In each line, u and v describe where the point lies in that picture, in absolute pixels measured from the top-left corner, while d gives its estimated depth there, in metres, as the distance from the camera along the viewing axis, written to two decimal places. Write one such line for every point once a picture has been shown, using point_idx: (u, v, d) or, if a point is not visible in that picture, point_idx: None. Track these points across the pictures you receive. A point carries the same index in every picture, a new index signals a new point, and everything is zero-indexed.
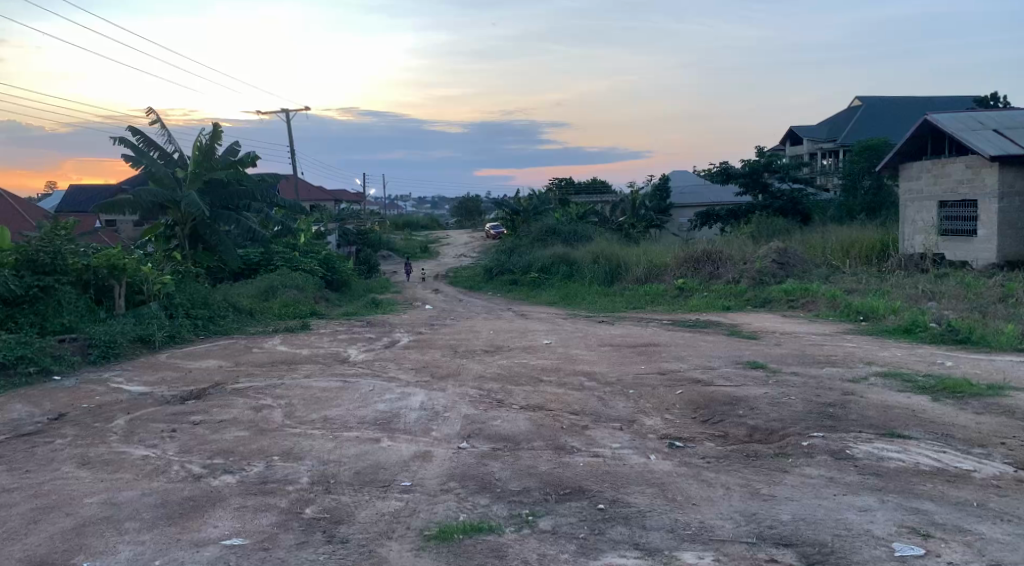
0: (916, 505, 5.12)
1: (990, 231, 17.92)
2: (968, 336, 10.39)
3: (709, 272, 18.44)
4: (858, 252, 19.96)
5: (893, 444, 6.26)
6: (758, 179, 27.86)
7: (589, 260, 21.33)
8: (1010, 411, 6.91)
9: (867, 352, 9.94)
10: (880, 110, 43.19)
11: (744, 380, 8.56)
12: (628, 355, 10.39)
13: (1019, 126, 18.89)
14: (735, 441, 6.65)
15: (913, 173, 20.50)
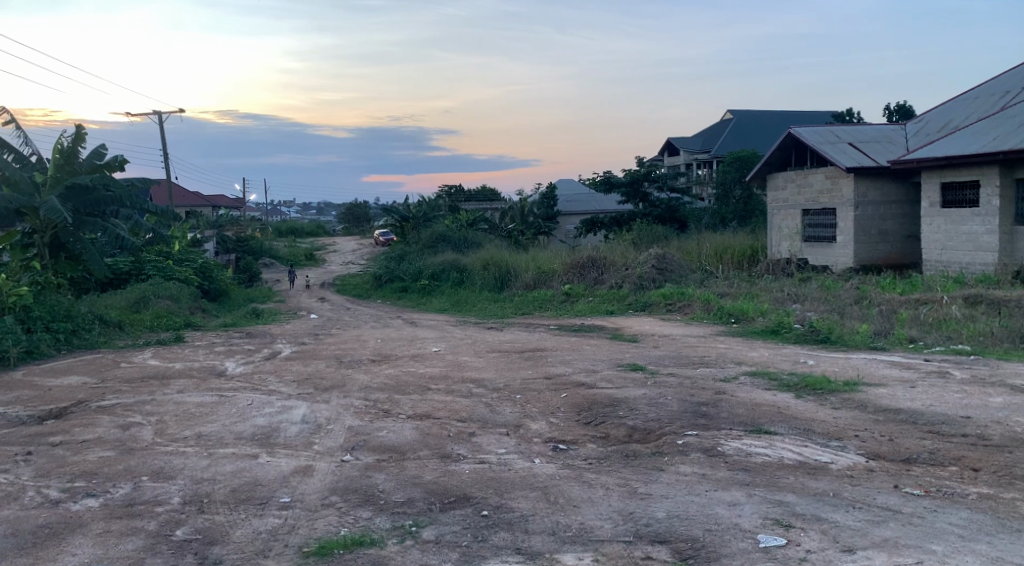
0: (780, 497, 5.43)
1: (848, 237, 19.16)
2: (828, 336, 11.06)
3: (594, 278, 18.90)
4: (731, 258, 20.91)
5: (760, 440, 6.60)
6: (638, 189, 28.76)
7: (478, 266, 21.43)
8: (864, 405, 7.42)
9: (738, 353, 10.46)
10: (750, 123, 45.49)
11: (625, 382, 8.83)
12: (514, 361, 10.52)
13: (872, 141, 20.33)
14: (615, 442, 6.86)
15: (779, 183, 21.69)
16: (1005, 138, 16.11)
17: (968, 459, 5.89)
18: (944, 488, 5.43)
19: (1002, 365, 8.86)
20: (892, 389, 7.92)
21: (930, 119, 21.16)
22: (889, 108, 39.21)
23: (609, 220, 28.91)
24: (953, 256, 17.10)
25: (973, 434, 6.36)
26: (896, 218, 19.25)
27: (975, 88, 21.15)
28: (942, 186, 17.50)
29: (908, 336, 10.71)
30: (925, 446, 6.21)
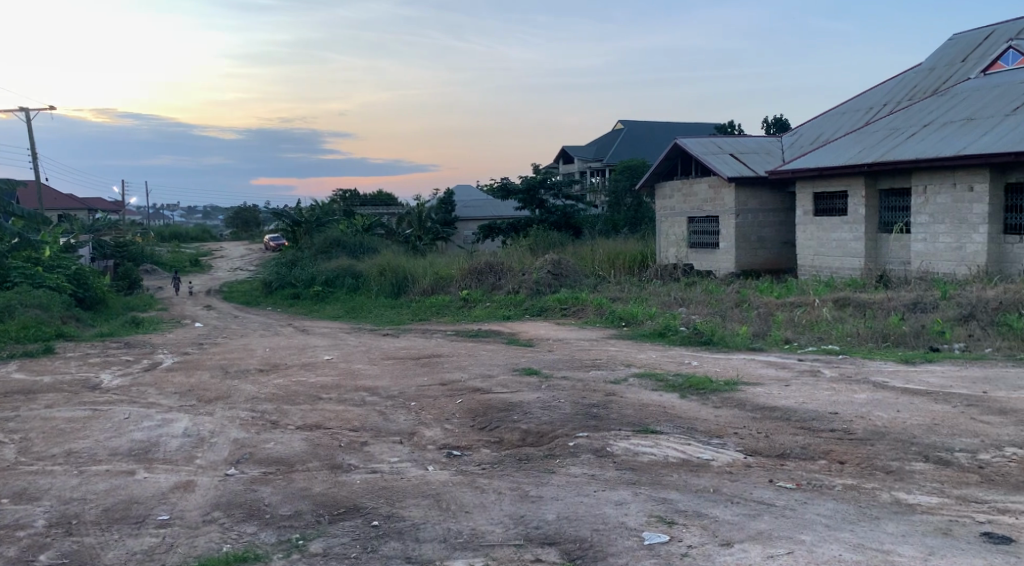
0: (664, 495, 5.61)
1: (730, 244, 19.99)
2: (710, 337, 11.52)
3: (492, 283, 19.03)
4: (623, 263, 21.45)
5: (647, 439, 6.80)
6: (534, 196, 29.10)
7: (375, 272, 21.14)
8: (743, 403, 7.76)
9: (628, 355, 10.75)
10: (639, 133, 46.88)
11: (519, 386, 8.92)
12: (409, 367, 10.45)
13: (750, 152, 21.31)
14: (508, 446, 6.92)
15: (667, 192, 22.45)
16: (869, 152, 17.21)
17: (836, 452, 6.24)
18: (814, 480, 5.74)
19: (868, 363, 9.46)
20: (768, 388, 8.32)
21: (804, 131, 22.37)
22: (768, 121, 41.20)
23: (506, 226, 29.13)
24: (825, 262, 18.11)
25: (840, 428, 6.76)
26: (773, 225, 20.22)
27: (844, 103, 22.51)
28: (815, 195, 18.52)
29: (784, 337, 11.27)
30: (798, 441, 6.55)
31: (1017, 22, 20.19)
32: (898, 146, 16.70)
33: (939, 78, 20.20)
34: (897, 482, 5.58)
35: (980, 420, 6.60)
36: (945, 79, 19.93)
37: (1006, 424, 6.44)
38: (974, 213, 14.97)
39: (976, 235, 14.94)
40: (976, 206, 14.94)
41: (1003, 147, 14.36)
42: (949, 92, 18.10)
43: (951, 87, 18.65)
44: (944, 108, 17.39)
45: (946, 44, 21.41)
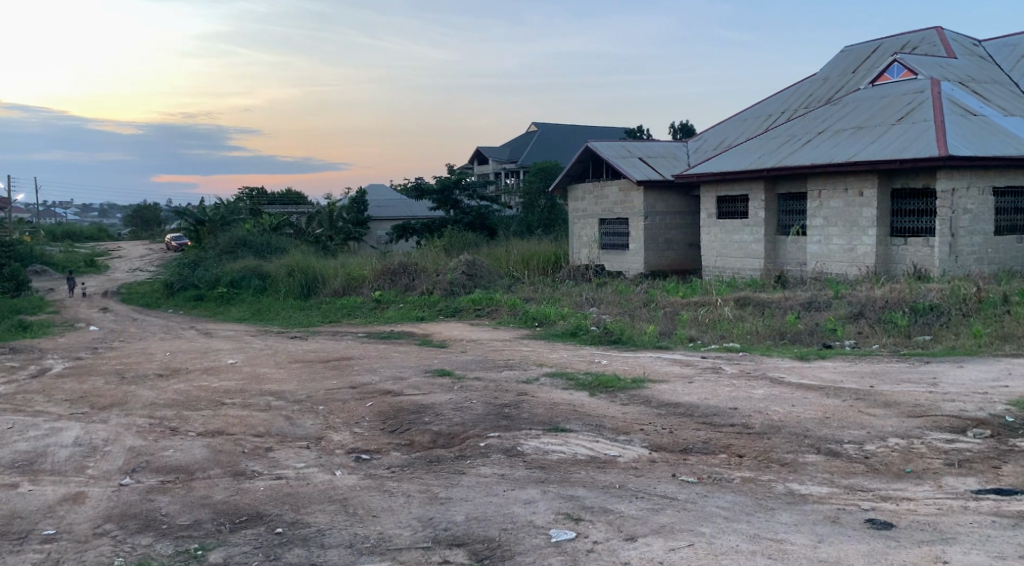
0: (572, 493, 5.67)
1: (639, 245, 20.42)
2: (620, 337, 11.72)
3: (405, 284, 18.88)
4: (537, 264, 21.61)
5: (556, 438, 6.87)
6: (448, 196, 29.00)
7: (283, 273, 20.64)
8: (649, 400, 7.93)
9: (540, 355, 10.83)
10: (552, 135, 47.37)
11: (431, 387, 8.87)
12: (318, 371, 10.25)
13: (658, 156, 21.83)
14: (418, 448, 6.86)
15: (579, 194, 22.76)
16: (768, 157, 17.88)
17: (736, 446, 6.45)
18: (714, 474, 5.92)
19: (766, 359, 9.83)
20: (674, 385, 8.53)
21: (708, 137, 23.08)
22: (675, 125, 42.30)
23: (420, 226, 28.90)
24: (728, 263, 18.70)
25: (739, 423, 6.99)
26: (679, 227, 20.77)
27: (745, 110, 23.33)
28: (719, 199, 19.11)
29: (689, 335, 11.58)
30: (700, 436, 6.74)
31: (901, 37, 21.37)
32: (796, 152, 17.41)
33: (832, 88, 21.17)
34: (791, 474, 5.81)
35: (867, 413, 6.94)
36: (838, 89, 20.91)
37: (891, 416, 6.79)
38: (865, 216, 15.74)
39: (866, 237, 15.71)
40: (866, 210, 15.71)
41: (891, 154, 15.15)
42: (842, 101, 18.98)
43: (843, 96, 19.58)
44: (837, 117, 18.22)
45: (838, 55, 22.47)
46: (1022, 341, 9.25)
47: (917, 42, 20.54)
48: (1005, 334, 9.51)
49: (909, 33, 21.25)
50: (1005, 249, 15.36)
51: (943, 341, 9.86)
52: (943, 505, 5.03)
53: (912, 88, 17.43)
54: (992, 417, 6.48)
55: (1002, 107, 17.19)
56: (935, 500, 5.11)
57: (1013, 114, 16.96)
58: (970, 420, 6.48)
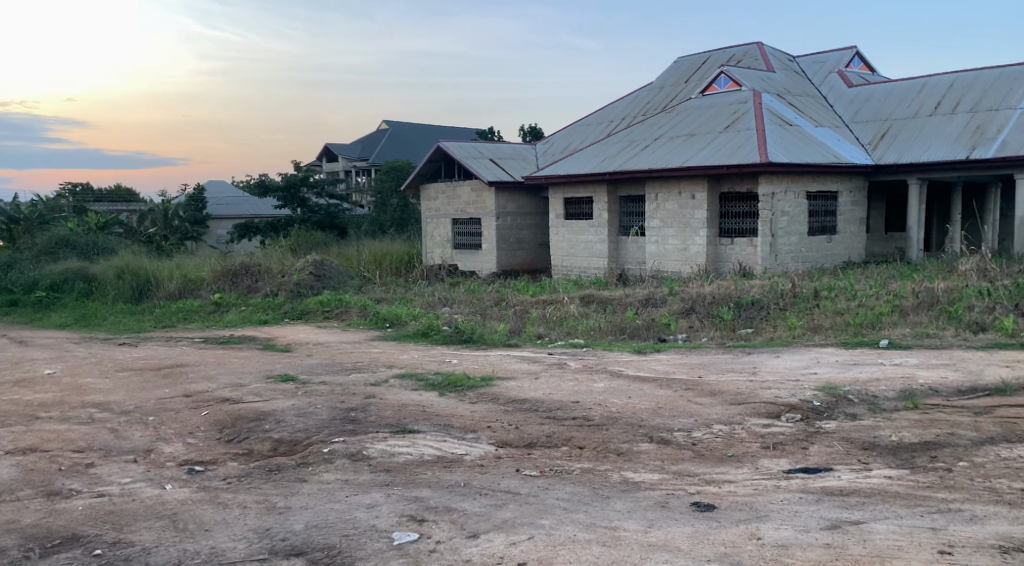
0: (416, 493, 5.64)
1: (490, 245, 20.66)
2: (470, 336, 11.77)
3: (248, 286, 18.23)
4: (389, 264, 21.40)
5: (403, 440, 6.81)
6: (295, 194, 28.17)
7: (111, 275, 19.30)
8: (497, 398, 8.05)
9: (389, 356, 10.72)
10: (403, 133, 47.09)
11: (273, 394, 8.59)
12: (148, 380, 9.68)
13: (508, 157, 22.17)
14: (258, 457, 6.63)
15: (430, 194, 22.71)
16: (608, 161, 18.58)
17: (576, 439, 6.66)
18: (556, 466, 6.09)
19: (608, 354, 10.21)
20: (520, 381, 8.70)
21: (553, 140, 23.68)
22: (524, 127, 43.21)
23: (264, 225, 27.85)
24: (574, 262, 19.25)
25: (580, 416, 7.23)
26: (528, 228, 21.18)
27: (587, 115, 24.13)
28: (565, 200, 19.63)
29: (537, 333, 11.84)
30: (544, 430, 6.91)
31: (727, 50, 22.83)
32: (635, 156, 18.19)
33: (667, 96, 22.28)
34: (626, 463, 6.09)
35: (696, 402, 7.38)
36: (672, 97, 22.03)
37: (715, 404, 7.25)
38: (697, 217, 16.67)
39: (698, 237, 16.64)
40: (698, 212, 16.65)
41: (719, 160, 16.15)
42: (676, 108, 20.01)
43: (676, 105, 20.65)
44: (673, 123, 19.19)
45: (672, 65, 23.69)
46: (831, 332, 10.12)
47: (740, 56, 21.99)
48: (815, 326, 10.36)
49: (735, 47, 22.72)
50: (818, 248, 16.76)
51: (763, 333, 10.63)
52: (758, 485, 5.43)
53: (738, 99, 18.65)
54: (803, 402, 7.04)
55: (814, 118, 18.72)
56: (752, 481, 5.52)
57: (823, 125, 18.51)
58: (784, 405, 7.02)
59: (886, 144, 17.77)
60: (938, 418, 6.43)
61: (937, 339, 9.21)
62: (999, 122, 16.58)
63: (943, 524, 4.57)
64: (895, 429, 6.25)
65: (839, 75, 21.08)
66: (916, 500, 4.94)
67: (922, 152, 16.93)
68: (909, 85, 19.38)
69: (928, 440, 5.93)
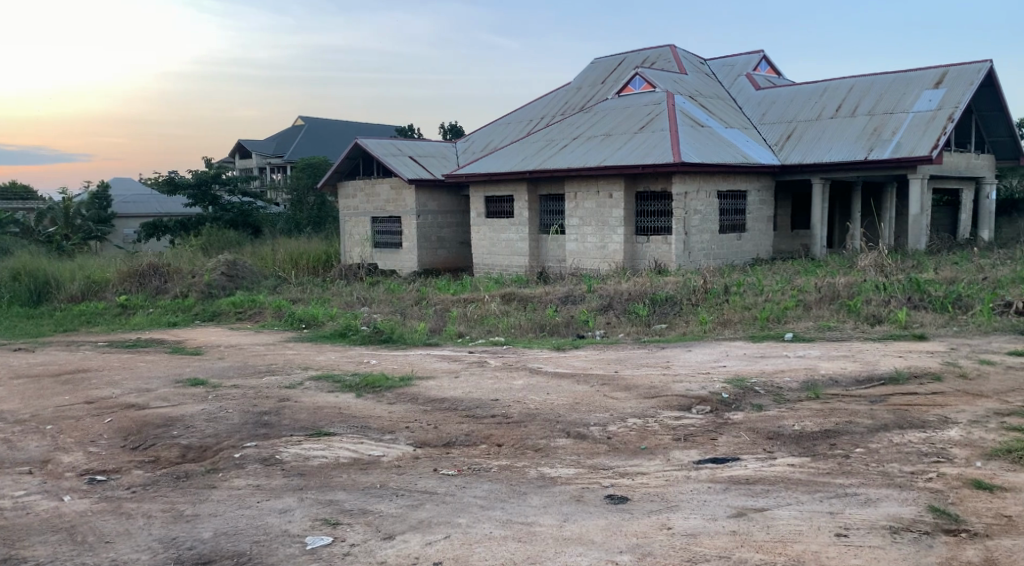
0: (330, 497, 5.57)
1: (411, 244, 20.53)
2: (390, 335, 11.65)
3: (156, 287, 17.61)
4: (306, 263, 21.02)
5: (318, 443, 6.70)
6: (207, 192, 27.41)
7: (6, 277, 18.25)
8: (415, 398, 8.00)
9: (305, 358, 10.52)
10: (319, 130, 46.31)
11: (182, 398, 8.33)
12: (47, 387, 9.25)
13: (427, 155, 22.04)
14: (165, 465, 6.43)
15: (349, 191, 22.40)
16: (527, 160, 18.69)
17: (495, 436, 6.68)
18: (473, 464, 6.10)
19: (527, 352, 10.29)
20: (440, 381, 8.67)
21: (473, 139, 23.68)
22: (444, 126, 43.15)
23: (174, 224, 26.98)
24: (495, 260, 19.29)
25: (498, 414, 7.26)
26: (448, 226, 21.12)
27: (506, 115, 24.23)
28: (486, 199, 19.61)
29: (457, 332, 11.83)
30: (463, 429, 6.91)
31: (642, 52, 23.28)
32: (553, 155, 18.35)
33: (584, 96, 22.57)
34: (543, 458, 6.15)
35: (612, 397, 7.51)
36: (589, 98, 22.34)
37: (631, 398, 7.40)
38: (614, 216, 16.96)
39: (615, 235, 16.92)
40: (616, 211, 16.94)
41: (635, 159, 16.44)
42: (593, 108, 20.29)
43: (592, 105, 20.95)
44: (589, 123, 19.44)
45: (588, 66, 24.00)
46: (740, 326, 10.45)
47: (653, 58, 22.45)
48: (725, 321, 10.68)
49: (649, 49, 23.19)
50: (728, 245, 17.27)
51: (676, 328, 10.90)
52: (670, 476, 5.57)
53: (652, 100, 19.04)
54: (712, 394, 7.26)
55: (725, 120, 19.28)
56: (663, 472, 5.66)
57: (733, 126, 19.07)
58: (695, 397, 7.22)
59: (792, 145, 18.43)
60: (837, 407, 6.72)
61: (838, 332, 9.62)
62: (894, 125, 17.40)
63: (841, 508, 4.79)
64: (798, 418, 6.51)
65: (747, 78, 21.77)
66: (816, 486, 5.16)
67: (824, 153, 17.64)
68: (813, 89, 20.15)
69: (827, 428, 6.19)
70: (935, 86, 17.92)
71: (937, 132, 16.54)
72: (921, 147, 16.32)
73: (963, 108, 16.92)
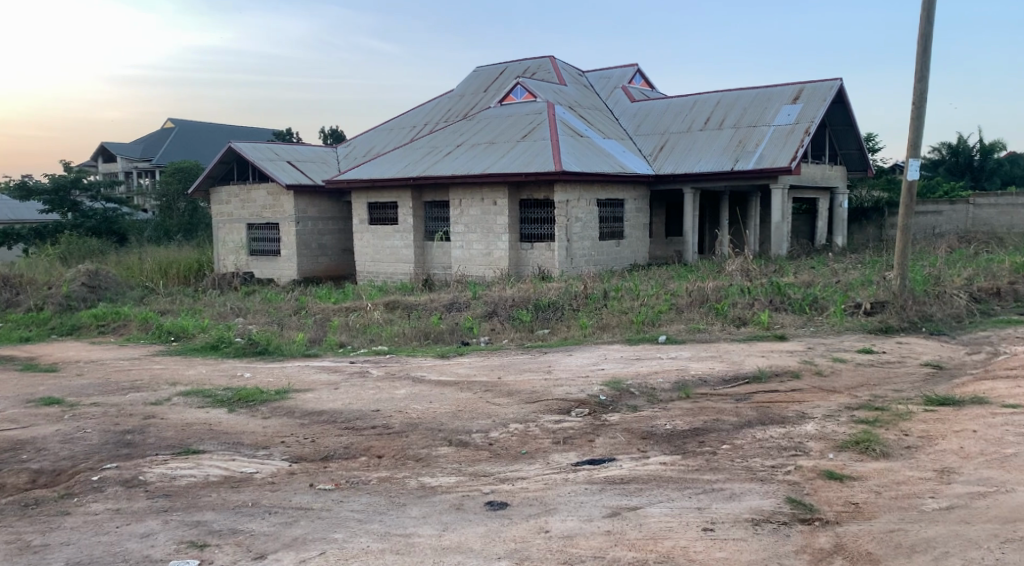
0: (197, 518, 5.34)
1: (290, 252, 20.02)
2: (265, 347, 11.30)
3: (7, 299, 16.40)
4: (176, 273, 20.15)
5: (186, 461, 6.42)
6: (65, 197, 25.87)
7: None
8: (292, 411, 7.79)
9: (174, 373, 10.05)
10: (190, 133, 44.49)
11: (34, 419, 7.80)
12: None
13: (305, 160, 21.51)
14: (13, 492, 6.00)
15: (223, 197, 21.61)
16: (408, 168, 18.59)
17: (375, 448, 6.60)
18: (352, 478, 5.99)
19: (410, 360, 10.21)
20: (317, 393, 8.47)
21: (354, 144, 23.34)
22: (324, 131, 42.42)
23: (27, 231, 25.25)
24: (379, 267, 19.06)
25: (379, 424, 7.17)
26: (329, 233, 20.73)
27: (387, 121, 24.04)
28: (368, 205, 19.33)
29: (338, 341, 11.61)
30: (342, 441, 6.78)
31: (522, 62, 23.61)
32: (435, 163, 18.33)
33: (466, 104, 22.67)
34: (424, 468, 6.12)
35: (494, 403, 7.56)
36: (470, 106, 22.45)
37: (512, 404, 7.47)
38: (498, 223, 17.09)
39: (500, 242, 17.06)
40: (500, 218, 17.07)
41: (516, 168, 16.63)
42: (475, 117, 20.41)
43: (474, 113, 21.07)
44: (471, 131, 19.54)
45: (470, 75, 24.15)
46: (617, 329, 10.73)
47: (534, 68, 22.82)
48: (604, 324, 10.96)
49: (529, 60, 23.55)
50: (607, 252, 17.72)
51: (558, 333, 11.09)
52: (548, 480, 5.66)
53: (533, 109, 19.34)
54: (590, 397, 7.42)
55: (603, 130, 19.80)
56: (542, 476, 5.74)
57: (610, 136, 19.62)
58: (574, 400, 7.37)
59: (666, 155, 19.13)
60: (706, 406, 7.02)
61: (707, 333, 10.06)
62: (757, 138, 18.34)
63: (707, 503, 4.99)
64: (670, 418, 6.75)
65: (623, 91, 22.44)
66: (686, 482, 5.36)
67: (694, 163, 18.38)
68: (685, 101, 20.99)
69: (697, 426, 6.45)
70: (793, 102, 19.01)
71: (796, 143, 17.55)
72: (782, 158, 17.29)
73: (818, 122, 18.02)
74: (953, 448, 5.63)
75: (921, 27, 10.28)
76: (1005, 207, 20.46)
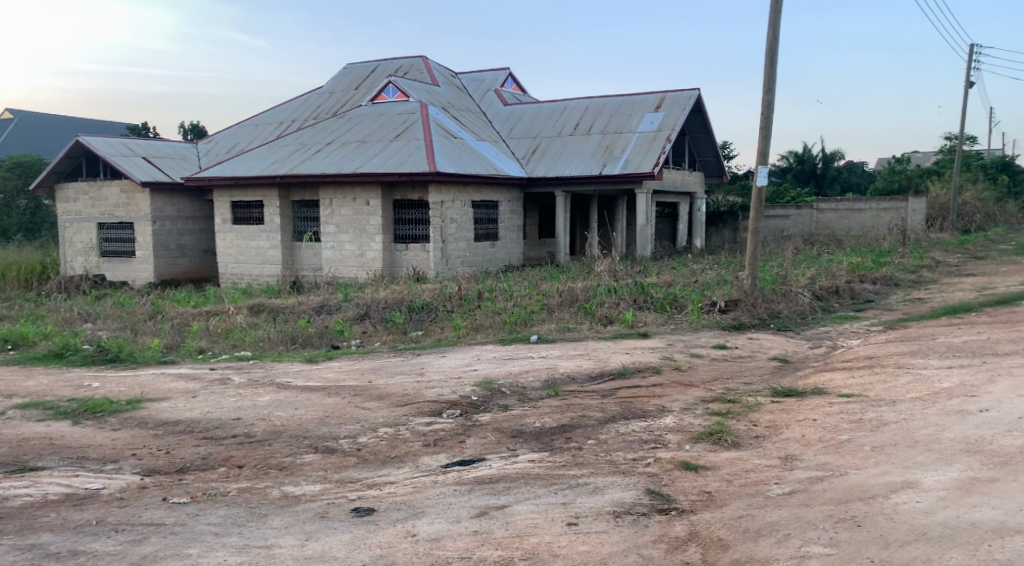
0: (32, 541, 4.96)
1: (146, 253, 18.98)
2: (117, 354, 10.65)
3: None
4: (16, 276, 18.71)
5: (22, 480, 5.95)
6: None
7: None
8: (145, 422, 7.37)
9: (12, 384, 9.29)
10: (32, 125, 41.48)
11: None
12: None
13: (161, 156, 20.45)
14: None
15: (70, 195, 20.23)
16: (275, 166, 18.02)
17: (235, 457, 6.34)
18: (209, 490, 5.73)
19: (276, 365, 9.89)
20: (173, 402, 8.05)
21: (218, 141, 22.40)
22: (183, 127, 40.63)
23: None
24: (244, 269, 18.37)
25: (240, 433, 6.90)
26: (189, 234, 19.81)
27: (253, 118, 23.20)
28: (232, 205, 18.59)
29: (197, 347, 11.11)
30: (199, 452, 6.48)
31: (394, 62, 23.37)
32: (303, 162, 17.84)
33: (336, 102, 22.22)
34: (287, 477, 5.92)
35: (363, 407, 7.42)
36: (340, 104, 22.01)
37: (382, 408, 7.36)
38: (371, 224, 16.84)
39: (373, 243, 16.81)
40: (373, 219, 16.82)
41: (388, 168, 16.43)
42: (345, 115, 20.01)
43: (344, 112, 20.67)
44: (341, 130, 19.16)
45: (340, 73, 23.67)
46: (490, 330, 10.78)
47: (405, 68, 22.63)
48: (477, 325, 11.00)
49: (401, 60, 23.34)
50: (481, 253, 17.79)
51: (431, 335, 11.03)
52: (417, 483, 5.61)
53: (405, 110, 19.17)
54: (461, 398, 7.43)
55: (475, 132, 19.88)
56: (411, 480, 5.68)
57: (482, 138, 19.73)
58: (445, 402, 7.34)
59: (537, 158, 19.42)
60: (573, 403, 7.16)
61: (575, 332, 10.28)
62: (622, 143, 18.92)
63: (571, 498, 5.09)
64: (538, 416, 6.83)
65: (495, 94, 22.62)
66: (551, 479, 5.44)
67: (564, 167, 18.75)
68: (555, 105, 21.38)
69: (563, 424, 6.56)
70: (656, 109, 19.72)
71: (658, 149, 18.22)
72: (646, 163, 17.90)
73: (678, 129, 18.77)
74: (795, 436, 5.98)
75: (768, 41, 10.88)
76: (844, 211, 22.04)
